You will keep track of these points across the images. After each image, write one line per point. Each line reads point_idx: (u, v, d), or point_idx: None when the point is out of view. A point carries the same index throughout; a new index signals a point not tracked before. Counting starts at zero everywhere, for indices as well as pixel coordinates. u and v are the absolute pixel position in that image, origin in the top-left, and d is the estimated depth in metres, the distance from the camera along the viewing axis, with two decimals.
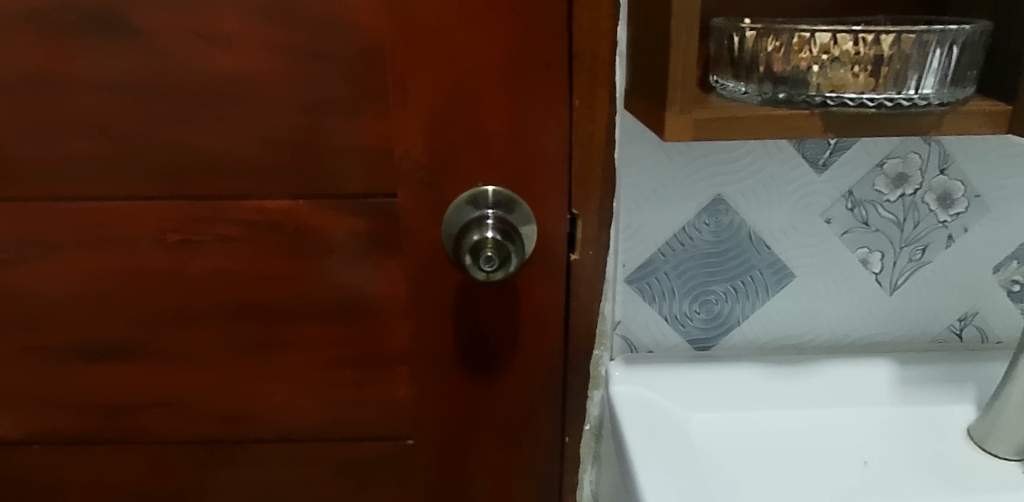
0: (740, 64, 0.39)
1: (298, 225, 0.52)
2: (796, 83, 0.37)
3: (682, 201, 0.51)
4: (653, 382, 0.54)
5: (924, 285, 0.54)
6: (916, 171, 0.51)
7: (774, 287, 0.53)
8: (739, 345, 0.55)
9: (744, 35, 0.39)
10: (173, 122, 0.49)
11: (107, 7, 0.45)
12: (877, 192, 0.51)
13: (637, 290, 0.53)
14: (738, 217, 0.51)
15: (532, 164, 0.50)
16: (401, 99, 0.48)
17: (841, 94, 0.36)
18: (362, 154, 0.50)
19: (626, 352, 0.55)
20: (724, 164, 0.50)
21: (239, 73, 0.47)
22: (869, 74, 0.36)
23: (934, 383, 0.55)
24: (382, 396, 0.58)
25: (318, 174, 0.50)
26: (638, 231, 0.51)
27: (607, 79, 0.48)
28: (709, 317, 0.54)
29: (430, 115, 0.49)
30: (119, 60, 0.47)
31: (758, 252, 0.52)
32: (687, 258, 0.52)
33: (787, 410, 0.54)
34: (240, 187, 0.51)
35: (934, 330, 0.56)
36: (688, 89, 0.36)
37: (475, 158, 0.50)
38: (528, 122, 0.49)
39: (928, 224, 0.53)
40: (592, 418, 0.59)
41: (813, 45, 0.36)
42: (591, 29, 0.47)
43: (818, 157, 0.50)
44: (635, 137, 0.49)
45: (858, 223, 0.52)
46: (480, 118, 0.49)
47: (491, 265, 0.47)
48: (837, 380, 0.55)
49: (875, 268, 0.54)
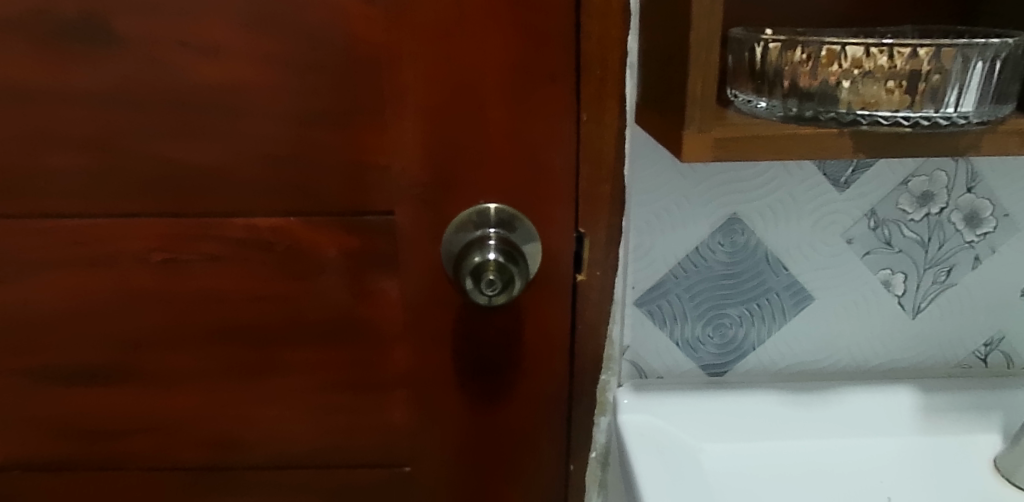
0: (761, 79, 0.37)
1: (289, 243, 0.49)
2: (823, 100, 0.35)
3: (694, 220, 0.48)
4: (662, 409, 0.52)
5: (949, 309, 0.52)
6: (941, 189, 0.48)
7: (792, 310, 0.51)
8: (754, 370, 0.53)
9: (766, 47, 0.36)
10: (157, 135, 0.46)
11: (87, 13, 0.43)
12: (900, 211, 0.49)
13: (647, 313, 0.50)
14: (755, 237, 0.49)
15: (537, 180, 0.48)
16: (399, 112, 0.45)
17: (873, 112, 0.34)
18: (357, 170, 0.47)
19: (635, 378, 0.53)
20: (740, 182, 0.47)
21: (227, 83, 0.45)
22: (905, 90, 0.33)
23: (960, 411, 0.52)
24: (378, 422, 0.55)
25: (311, 191, 0.47)
26: (648, 252, 0.49)
27: (617, 91, 0.46)
28: (722, 342, 0.51)
29: (429, 130, 0.46)
30: (100, 69, 0.44)
31: (775, 274, 0.50)
32: (700, 280, 0.50)
33: (805, 440, 0.51)
34: (229, 204, 0.48)
35: (959, 355, 0.53)
36: (708, 106, 0.33)
37: (476, 174, 0.47)
38: (533, 136, 0.46)
39: (953, 244, 0.50)
40: (598, 445, 0.56)
41: (843, 59, 0.34)
42: (600, 38, 0.44)
43: (839, 175, 0.47)
44: (646, 154, 0.46)
45: (881, 244, 0.49)
46: (483, 132, 0.46)
47: (492, 290, 0.44)
48: (857, 408, 0.52)
49: (898, 291, 0.51)
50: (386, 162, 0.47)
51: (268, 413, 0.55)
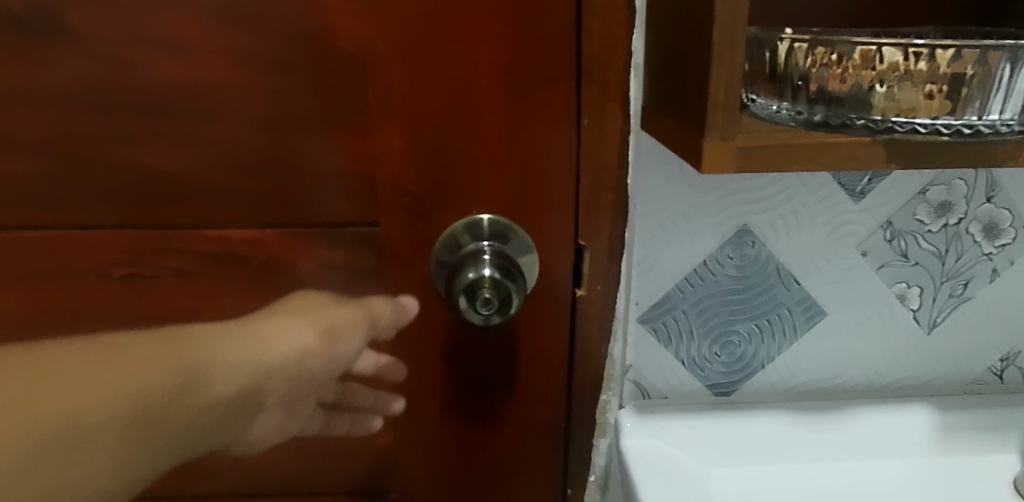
0: (783, 82, 0.34)
1: (266, 257, 0.45)
2: (855, 105, 0.32)
3: (702, 232, 0.45)
4: (667, 432, 0.48)
5: (965, 323, 0.49)
6: (960, 199, 0.46)
7: (803, 326, 0.48)
8: (763, 390, 0.50)
9: (789, 47, 0.33)
10: (117, 140, 0.42)
11: (37, 5, 0.38)
12: (917, 221, 0.46)
13: (650, 330, 0.48)
14: (766, 250, 0.46)
15: (534, 190, 0.44)
16: (385, 116, 0.42)
17: (911, 120, 0.31)
18: (338, 177, 0.43)
19: (638, 399, 0.50)
20: (751, 191, 0.44)
21: (194, 84, 0.40)
22: (946, 95, 0.30)
23: (976, 430, 0.50)
24: (360, 448, 0.51)
25: (288, 200, 0.44)
26: (653, 266, 0.46)
27: (620, 94, 0.42)
28: (730, 360, 0.49)
29: (418, 134, 0.42)
30: (52, 67, 0.40)
31: (786, 289, 0.47)
32: (707, 295, 0.47)
33: (818, 464, 0.48)
34: (199, 214, 0.44)
35: (974, 371, 0.51)
36: (731, 111, 0.30)
37: (469, 183, 0.44)
38: (530, 143, 0.43)
39: (971, 256, 0.47)
40: (597, 469, 0.53)
41: (879, 62, 0.30)
42: (603, 37, 0.41)
43: (855, 184, 0.45)
44: (652, 161, 0.44)
45: (897, 256, 0.47)
46: (476, 138, 0.42)
47: (488, 309, 0.41)
48: (871, 429, 0.49)
49: (914, 305, 0.48)
50: (369, 169, 0.43)
51: (232, 448, 0.49)
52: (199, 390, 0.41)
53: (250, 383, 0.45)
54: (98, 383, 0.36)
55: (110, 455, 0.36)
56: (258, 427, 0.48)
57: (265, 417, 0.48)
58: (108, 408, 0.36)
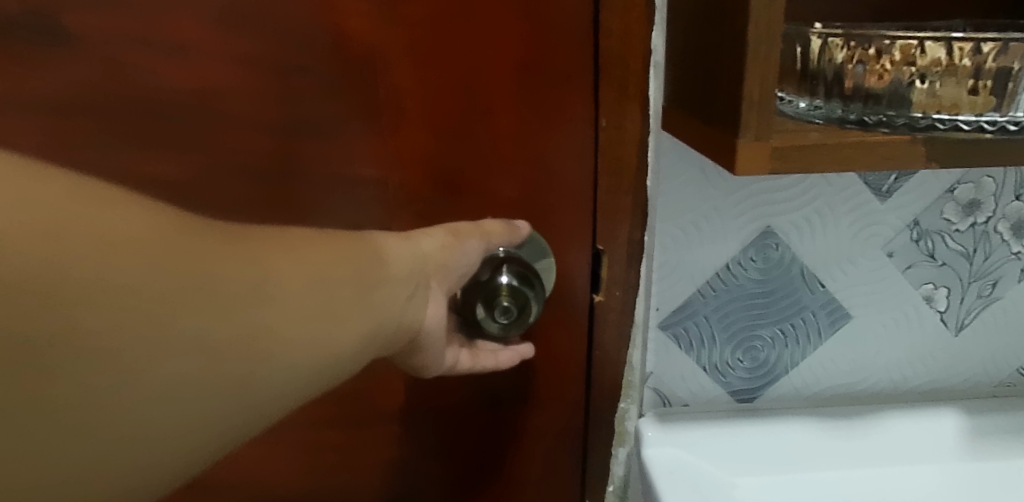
0: (813, 78, 0.32)
1: None
2: (893, 102, 0.30)
3: (724, 235, 0.43)
4: (690, 441, 0.47)
5: (992, 325, 0.48)
6: (989, 197, 0.45)
7: (828, 330, 0.47)
8: (788, 396, 0.49)
9: (820, 42, 0.31)
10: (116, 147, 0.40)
11: (35, 9, 0.37)
12: (945, 221, 0.45)
13: (672, 336, 0.46)
14: (790, 252, 0.44)
15: (551, 195, 0.42)
16: (396, 120, 0.40)
17: (954, 117, 0.30)
18: (345, 183, 0.42)
19: (658, 407, 0.49)
20: (775, 192, 0.43)
21: (197, 88, 0.39)
22: (990, 90, 0.29)
23: (1007, 435, 0.49)
24: (371, 463, 0.49)
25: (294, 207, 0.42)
26: (674, 270, 0.45)
27: (639, 94, 0.41)
28: (753, 365, 0.47)
29: (430, 138, 0.41)
30: (50, 72, 0.38)
31: (811, 292, 0.45)
32: (730, 300, 0.45)
33: (847, 472, 0.46)
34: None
35: (1001, 373, 0.50)
36: (767, 111, 0.29)
37: (483, 187, 0.42)
38: (546, 145, 0.41)
39: (999, 256, 0.46)
40: (616, 478, 0.51)
41: (921, 57, 0.29)
42: (622, 34, 0.39)
43: (881, 183, 0.43)
44: (672, 162, 0.42)
45: (924, 257, 0.45)
46: (491, 141, 0.41)
47: (506, 318, 0.40)
48: (899, 434, 0.48)
49: (940, 306, 0.47)
50: (377, 175, 0.42)
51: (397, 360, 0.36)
52: (383, 277, 0.31)
53: (419, 267, 0.34)
54: (255, 257, 0.25)
55: (303, 337, 0.26)
56: (433, 311, 0.35)
57: (436, 301, 0.35)
58: (306, 278, 0.27)
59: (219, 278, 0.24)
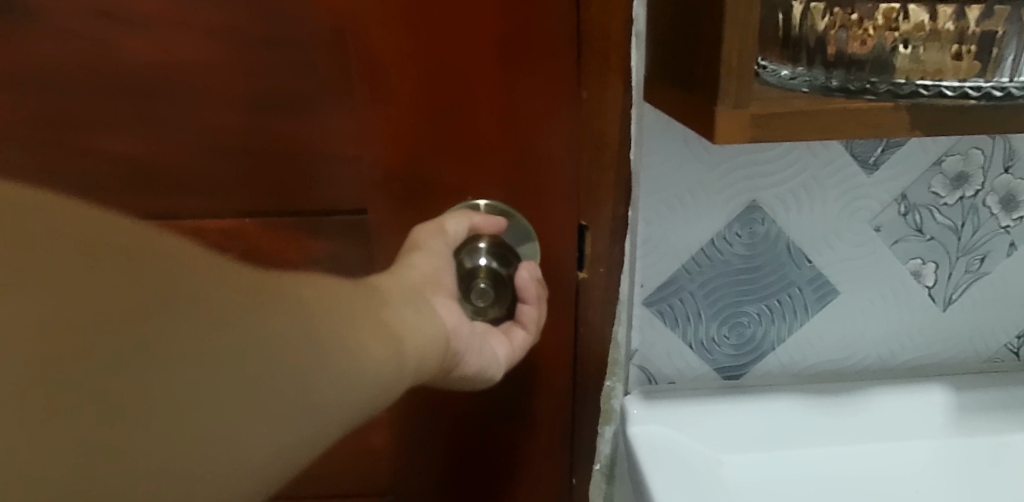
0: (795, 46, 0.32)
1: (248, 250, 0.43)
2: (875, 68, 0.30)
3: (709, 209, 0.43)
4: (676, 418, 0.47)
5: (980, 300, 0.48)
6: (977, 169, 0.44)
7: (814, 306, 0.46)
8: (774, 373, 0.48)
9: (802, 9, 0.31)
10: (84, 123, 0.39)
11: None
12: (932, 194, 0.44)
13: (656, 313, 0.46)
14: (776, 227, 0.44)
15: (534, 171, 0.41)
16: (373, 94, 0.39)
17: (938, 83, 0.29)
18: (323, 161, 0.41)
19: (643, 384, 0.48)
20: (761, 165, 0.42)
21: (165, 62, 0.38)
22: (974, 55, 0.29)
23: (993, 410, 0.49)
24: (352, 450, 0.48)
25: (272, 186, 0.41)
26: (658, 246, 0.44)
27: (621, 66, 0.40)
28: (739, 342, 0.47)
29: (407, 115, 0.40)
30: (12, 46, 0.37)
31: (798, 267, 0.45)
32: (715, 275, 0.45)
33: (834, 448, 0.46)
34: (179, 202, 0.42)
35: (990, 348, 0.49)
36: (747, 76, 0.28)
37: (463, 164, 0.41)
38: (528, 120, 0.40)
39: (988, 230, 0.46)
40: (602, 456, 0.51)
41: (903, 20, 0.29)
42: (602, 5, 0.38)
43: (868, 155, 0.42)
44: (656, 135, 0.41)
45: (912, 231, 0.45)
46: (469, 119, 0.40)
47: (484, 300, 0.41)
48: (886, 410, 0.48)
49: (928, 281, 0.46)
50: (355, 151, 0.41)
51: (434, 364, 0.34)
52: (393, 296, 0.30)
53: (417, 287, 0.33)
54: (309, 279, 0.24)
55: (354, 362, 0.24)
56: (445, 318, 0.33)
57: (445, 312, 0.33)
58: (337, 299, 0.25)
59: (284, 280, 0.23)
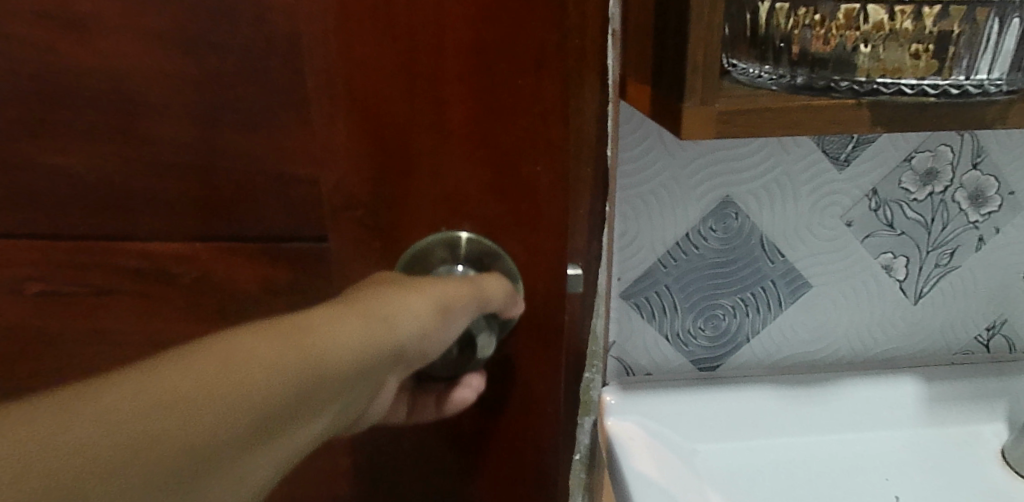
0: (765, 45, 0.32)
1: (186, 275, 0.31)
2: (838, 67, 0.30)
3: (684, 204, 0.44)
4: (652, 409, 0.47)
5: (949, 293, 0.49)
6: (946, 165, 0.45)
7: (787, 299, 0.47)
8: (749, 364, 0.49)
9: (769, 8, 0.31)
10: None
11: None
12: (902, 190, 0.45)
13: (633, 305, 0.47)
14: (749, 221, 0.45)
15: (522, 204, 0.29)
16: (327, 66, 0.26)
17: (897, 81, 0.30)
18: (267, 176, 0.28)
19: (621, 376, 0.49)
20: (734, 161, 0.43)
21: None
22: (932, 55, 0.30)
23: (963, 401, 0.50)
24: None
25: (176, 202, 0.29)
26: (634, 240, 0.45)
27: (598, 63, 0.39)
28: (714, 334, 0.48)
29: (378, 91, 0.26)
30: None
31: (771, 262, 0.46)
32: (690, 269, 0.46)
33: (806, 437, 0.48)
34: (85, 222, 0.30)
35: (960, 341, 0.51)
36: (712, 76, 0.29)
37: (423, 198, 0.29)
38: (511, 143, 0.28)
39: (957, 225, 0.47)
40: (582, 447, 0.51)
41: (864, 20, 0.29)
42: None
43: (838, 152, 0.44)
44: (632, 131, 0.42)
45: (882, 226, 0.46)
46: (470, 100, 0.27)
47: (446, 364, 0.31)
48: (857, 400, 0.48)
49: (899, 275, 0.48)
50: (305, 148, 0.28)
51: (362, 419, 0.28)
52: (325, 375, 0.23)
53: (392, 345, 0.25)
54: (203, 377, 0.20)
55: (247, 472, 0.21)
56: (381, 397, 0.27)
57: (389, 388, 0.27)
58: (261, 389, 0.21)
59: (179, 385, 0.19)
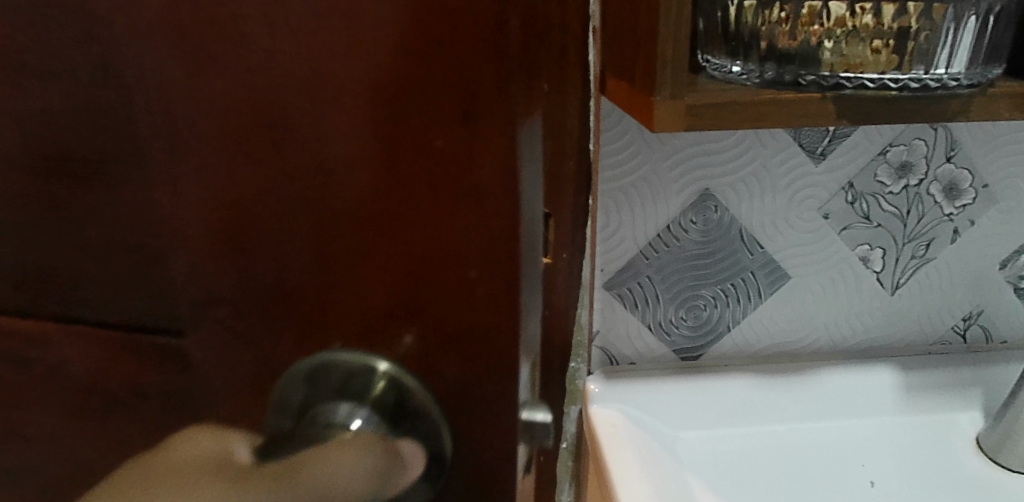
0: (736, 41, 0.33)
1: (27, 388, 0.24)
2: (805, 62, 0.32)
3: (665, 197, 0.45)
4: (634, 396, 0.49)
5: (926, 284, 0.50)
6: (920, 158, 0.46)
7: (767, 290, 0.48)
8: (731, 354, 0.50)
9: (741, 6, 0.33)
10: None
11: None
12: (878, 182, 0.46)
13: (616, 296, 0.48)
14: (728, 214, 0.46)
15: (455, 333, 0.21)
16: (198, 111, 0.18)
17: (859, 74, 0.31)
18: (126, 255, 0.20)
19: (605, 365, 0.50)
20: (711, 155, 0.44)
21: None
22: (892, 50, 0.31)
23: (939, 389, 0.51)
24: None
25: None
26: (617, 232, 0.46)
27: (580, 59, 0.40)
28: (696, 324, 0.49)
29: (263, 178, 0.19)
30: None
31: (750, 253, 0.47)
32: (671, 260, 0.47)
33: (785, 424, 0.49)
34: None
35: (937, 331, 0.52)
36: (682, 72, 0.30)
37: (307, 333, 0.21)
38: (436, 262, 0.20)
39: (932, 217, 0.48)
40: (569, 435, 0.52)
41: (825, 17, 0.31)
42: None
43: (815, 145, 0.45)
44: (613, 126, 0.43)
45: (859, 218, 0.47)
46: (388, 154, 0.18)
47: None
48: (836, 388, 0.50)
49: (876, 266, 0.49)
50: (171, 226, 0.19)
51: None
52: None
53: None
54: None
55: None
56: None
57: None
58: None
59: None
